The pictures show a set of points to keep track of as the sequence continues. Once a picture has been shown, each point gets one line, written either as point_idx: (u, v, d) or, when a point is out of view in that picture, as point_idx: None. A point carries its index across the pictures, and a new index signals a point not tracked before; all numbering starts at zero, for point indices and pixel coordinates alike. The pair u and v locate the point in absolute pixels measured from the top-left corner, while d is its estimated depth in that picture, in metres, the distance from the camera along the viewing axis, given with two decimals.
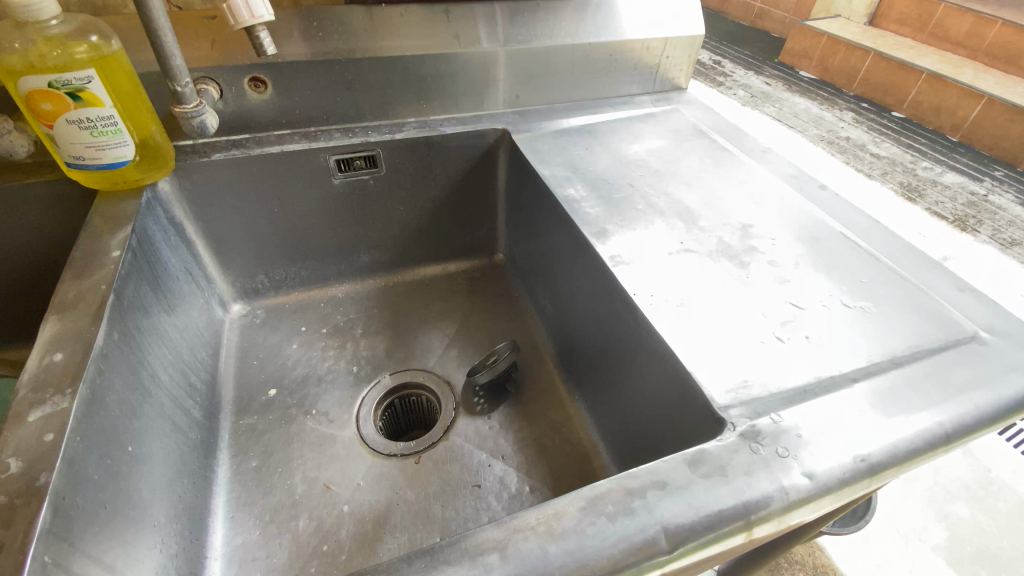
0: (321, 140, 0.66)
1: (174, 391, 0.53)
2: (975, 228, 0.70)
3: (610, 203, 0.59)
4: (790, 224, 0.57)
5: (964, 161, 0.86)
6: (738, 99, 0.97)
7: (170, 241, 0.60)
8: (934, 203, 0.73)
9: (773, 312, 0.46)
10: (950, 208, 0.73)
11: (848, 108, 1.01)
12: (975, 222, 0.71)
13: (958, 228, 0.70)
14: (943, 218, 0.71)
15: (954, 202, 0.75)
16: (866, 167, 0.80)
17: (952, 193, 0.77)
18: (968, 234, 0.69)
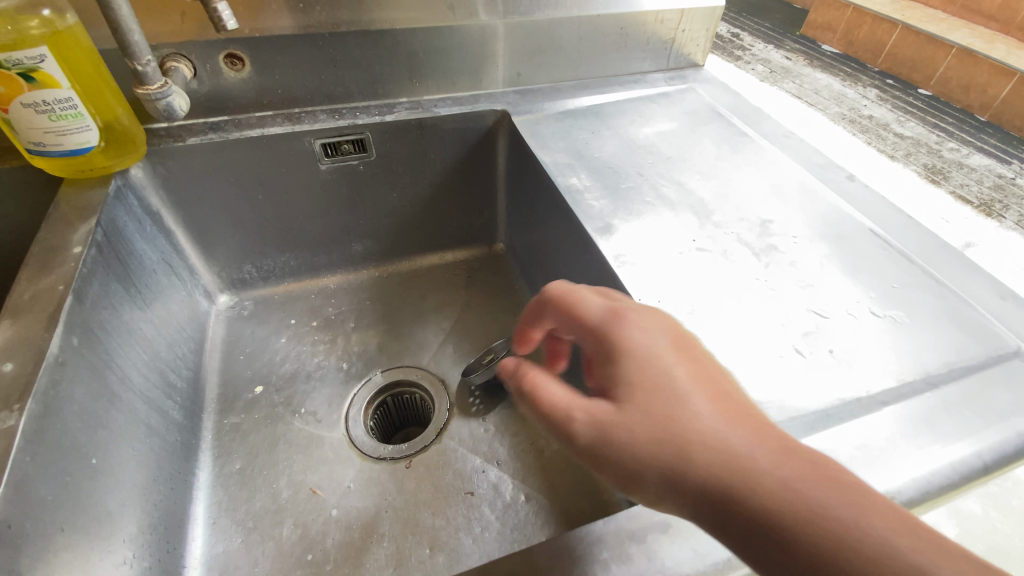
0: (305, 122, 0.61)
1: (151, 392, 0.51)
2: (1002, 214, 0.62)
3: (616, 194, 0.54)
4: (814, 219, 0.52)
5: (993, 142, 0.76)
6: (756, 76, 0.90)
7: (146, 233, 0.57)
8: (960, 185, 0.66)
9: (794, 321, 0.42)
10: (976, 191, 0.65)
11: (872, 84, 0.91)
12: (1002, 207, 0.63)
13: (984, 213, 0.62)
14: (967, 203, 0.63)
15: (981, 185, 0.67)
16: (887, 148, 0.72)
17: (979, 176, 0.68)
18: (993, 221, 0.61)
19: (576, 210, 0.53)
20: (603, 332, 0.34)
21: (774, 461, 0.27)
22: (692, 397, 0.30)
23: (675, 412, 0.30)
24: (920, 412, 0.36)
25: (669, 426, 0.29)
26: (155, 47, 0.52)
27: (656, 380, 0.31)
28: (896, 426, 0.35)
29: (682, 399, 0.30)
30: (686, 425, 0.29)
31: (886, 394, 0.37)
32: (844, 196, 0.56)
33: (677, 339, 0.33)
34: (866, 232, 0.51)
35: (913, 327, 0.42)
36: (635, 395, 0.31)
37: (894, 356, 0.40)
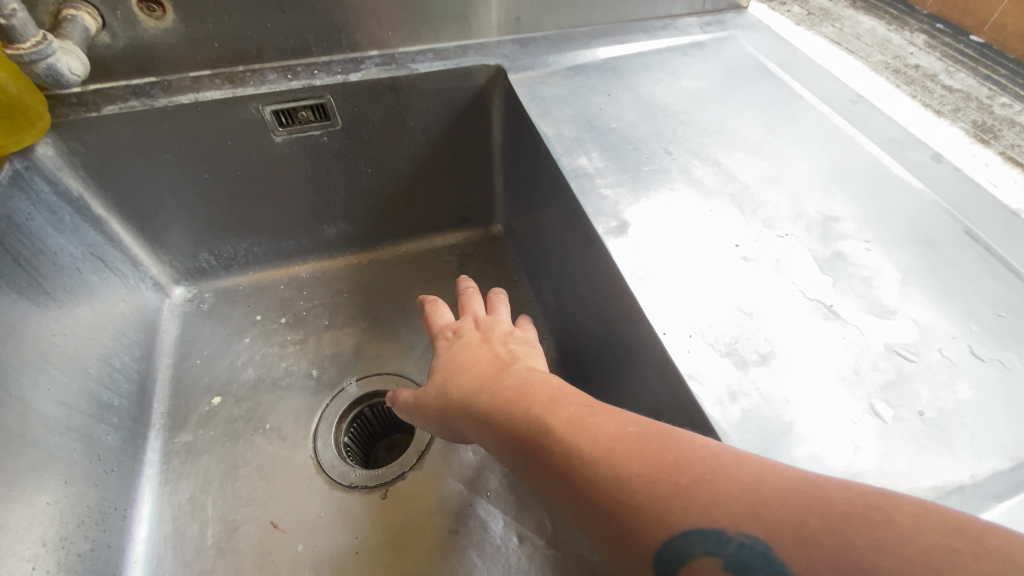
0: (250, 84, 0.50)
1: (75, 416, 0.43)
2: None
3: (637, 179, 0.43)
4: (890, 218, 0.40)
5: None
6: (789, 16, 0.65)
7: (63, 223, 0.48)
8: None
9: (869, 365, 0.31)
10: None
11: (923, 22, 0.63)
12: None
13: None
14: None
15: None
16: (932, 102, 0.52)
17: None
18: None
19: (584, 201, 0.41)
20: (445, 336, 0.43)
21: (526, 388, 0.33)
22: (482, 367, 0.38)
23: (468, 377, 0.38)
24: None
25: (461, 388, 0.37)
26: None
27: (459, 361, 0.40)
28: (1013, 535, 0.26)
29: (476, 367, 0.38)
30: (470, 382, 0.37)
31: (998, 481, 0.27)
32: (928, 183, 0.44)
33: (483, 333, 0.42)
34: (958, 235, 0.40)
35: None
36: (445, 375, 0.40)
37: (1008, 421, 0.29)
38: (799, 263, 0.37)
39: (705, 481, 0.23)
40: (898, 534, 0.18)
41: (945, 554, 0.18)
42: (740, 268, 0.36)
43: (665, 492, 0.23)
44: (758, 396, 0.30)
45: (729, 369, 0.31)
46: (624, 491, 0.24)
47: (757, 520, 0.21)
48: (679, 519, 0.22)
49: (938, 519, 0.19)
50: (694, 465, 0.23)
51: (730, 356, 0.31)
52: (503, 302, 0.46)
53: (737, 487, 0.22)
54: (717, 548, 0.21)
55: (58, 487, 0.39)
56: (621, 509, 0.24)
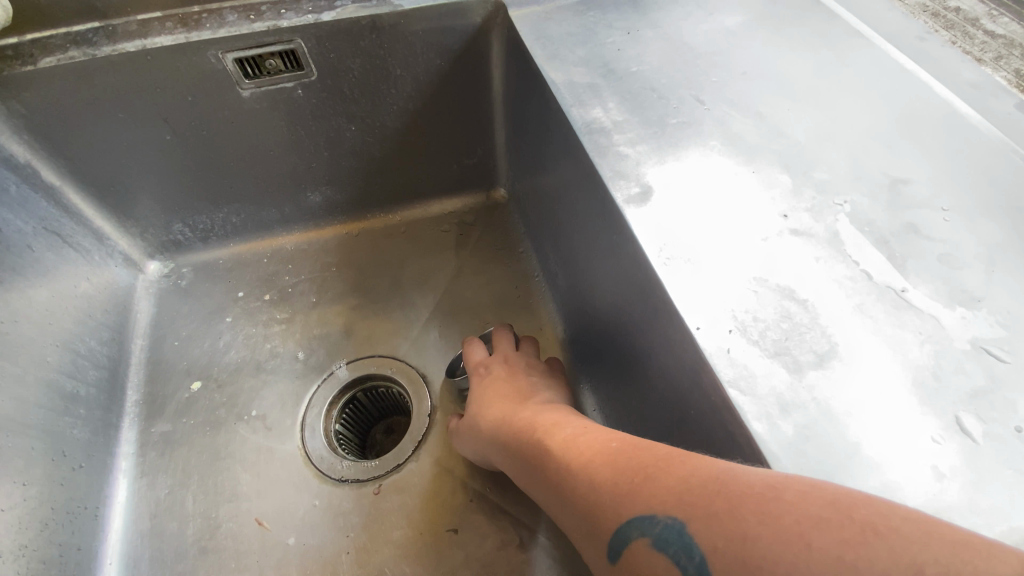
0: (206, 27, 0.43)
1: (32, 412, 0.39)
2: None
3: (663, 134, 0.36)
4: (973, 181, 0.33)
5: None
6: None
7: (7, 195, 0.42)
8: None
9: (952, 368, 0.25)
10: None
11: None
12: None
13: None
14: None
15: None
16: (972, 50, 0.42)
17: None
18: None
19: (600, 162, 0.34)
20: (477, 367, 0.48)
21: (540, 419, 0.36)
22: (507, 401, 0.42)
23: (495, 409, 0.42)
24: None
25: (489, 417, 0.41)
26: None
27: (489, 392, 0.44)
28: None
29: (502, 401, 0.42)
30: (495, 415, 0.41)
31: None
32: (1015, 136, 0.36)
33: (510, 371, 0.46)
34: None
35: None
36: (476, 405, 0.44)
37: None
38: (863, 238, 0.30)
39: (644, 474, 0.23)
40: (785, 513, 0.19)
41: (825, 531, 0.18)
42: (789, 244, 0.30)
43: (615, 488, 0.24)
44: (815, 409, 0.24)
45: (779, 374, 0.25)
46: (587, 490, 0.25)
47: (676, 504, 0.21)
48: (626, 509, 0.23)
49: (827, 498, 0.19)
50: (643, 460, 0.24)
51: (779, 356, 0.26)
52: (531, 342, 0.50)
53: (673, 476, 0.23)
54: (649, 531, 0.22)
55: (13, 492, 0.36)
56: (585, 507, 0.25)
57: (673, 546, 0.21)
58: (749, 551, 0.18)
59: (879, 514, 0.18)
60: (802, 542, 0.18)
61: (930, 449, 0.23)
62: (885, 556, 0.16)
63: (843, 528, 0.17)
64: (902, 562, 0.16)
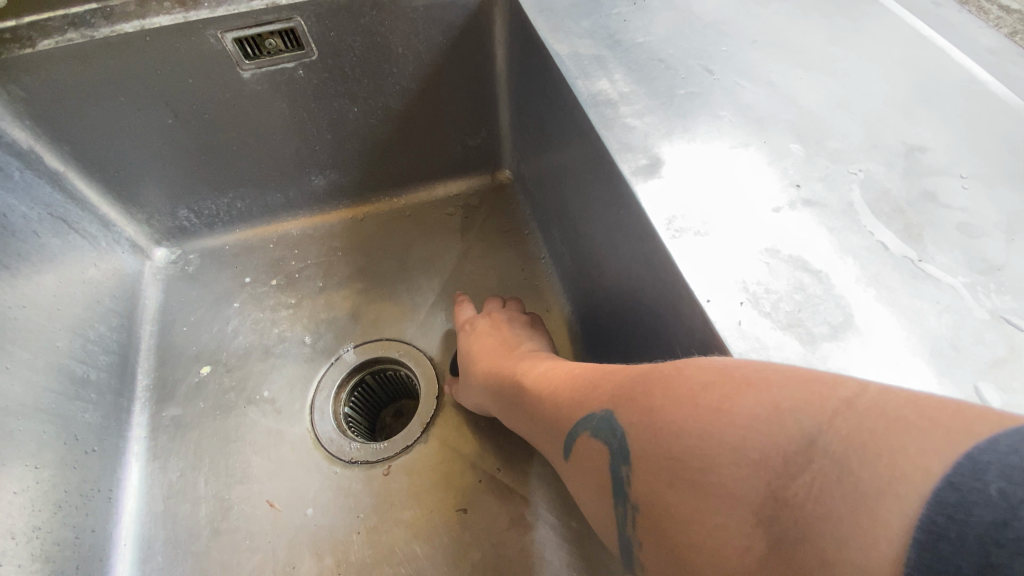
0: (203, 6, 0.42)
1: (43, 396, 0.39)
2: None
3: (672, 106, 0.35)
4: (996, 148, 0.32)
5: None
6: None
7: (11, 181, 0.42)
8: None
9: (973, 339, 0.25)
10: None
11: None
12: None
13: None
14: None
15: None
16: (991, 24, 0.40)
17: None
18: None
19: (606, 135, 0.34)
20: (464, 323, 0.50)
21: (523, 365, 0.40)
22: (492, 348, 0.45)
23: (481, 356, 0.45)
24: None
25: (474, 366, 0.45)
26: None
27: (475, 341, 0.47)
28: None
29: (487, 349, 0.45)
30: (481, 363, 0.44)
31: None
32: None
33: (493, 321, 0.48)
34: None
35: None
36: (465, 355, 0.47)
37: None
38: (882, 208, 0.29)
39: (593, 386, 0.29)
40: (681, 383, 0.23)
41: (706, 390, 0.22)
42: (802, 214, 0.29)
43: (572, 399, 0.30)
44: None
45: (792, 345, 0.25)
46: (558, 410, 0.31)
47: (612, 401, 0.26)
48: (577, 413, 0.29)
49: (719, 367, 0.22)
50: (595, 376, 0.30)
51: (793, 329, 0.25)
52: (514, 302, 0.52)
53: (613, 380, 0.28)
54: (591, 425, 0.27)
55: (25, 475, 0.36)
56: (556, 422, 0.31)
57: (605, 430, 0.26)
58: (653, 417, 0.23)
59: (754, 370, 0.21)
60: (691, 402, 0.22)
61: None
62: (752, 400, 0.20)
63: (723, 385, 0.21)
64: (765, 403, 0.20)
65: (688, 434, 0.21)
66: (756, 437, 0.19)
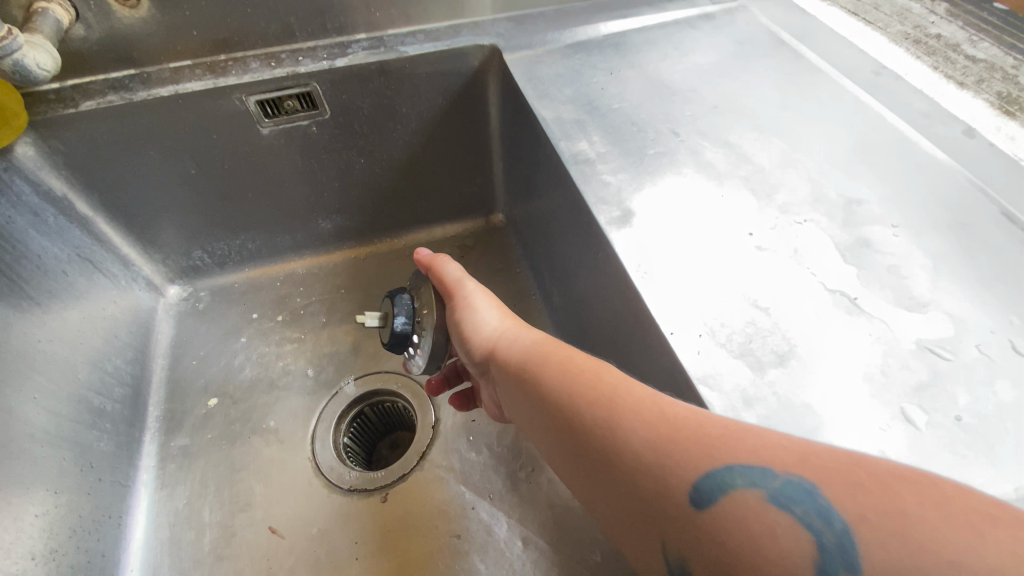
0: (231, 73, 0.48)
1: (65, 426, 0.42)
2: None
3: (642, 163, 0.40)
4: (922, 200, 0.37)
5: None
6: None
7: (47, 225, 0.46)
8: None
9: (900, 367, 0.28)
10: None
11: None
12: None
13: None
14: None
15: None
16: (954, 73, 0.48)
17: None
18: None
19: (585, 189, 0.38)
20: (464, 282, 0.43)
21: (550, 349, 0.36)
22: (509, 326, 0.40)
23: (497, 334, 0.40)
24: None
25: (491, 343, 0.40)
26: None
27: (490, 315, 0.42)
28: None
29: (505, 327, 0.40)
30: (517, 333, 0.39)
31: None
32: (960, 160, 0.40)
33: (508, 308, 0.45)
34: (994, 218, 0.36)
35: None
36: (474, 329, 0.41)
37: None
38: (822, 252, 0.34)
39: (747, 431, 0.24)
40: (929, 488, 0.20)
41: (959, 507, 0.19)
42: (753, 257, 0.33)
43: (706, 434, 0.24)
44: (776, 403, 0.27)
45: (744, 372, 0.28)
46: (662, 427, 0.26)
47: (810, 472, 0.22)
48: (723, 453, 0.23)
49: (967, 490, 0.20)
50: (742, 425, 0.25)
51: (745, 357, 0.29)
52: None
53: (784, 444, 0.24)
54: (761, 482, 0.22)
55: (46, 500, 0.38)
56: (653, 442, 0.26)
57: (803, 505, 0.21)
58: (891, 516, 0.19)
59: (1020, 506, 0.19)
60: (943, 514, 0.19)
61: (877, 436, 0.26)
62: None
63: (982, 508, 0.19)
64: None
65: (944, 548, 0.18)
66: (930, 494, 0.20)
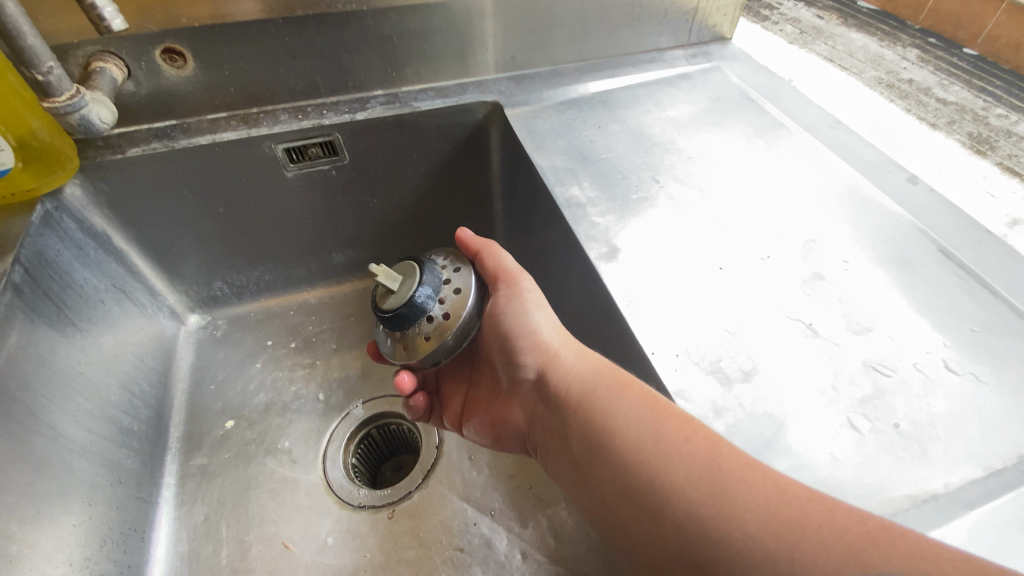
0: (263, 125, 0.54)
1: (99, 444, 0.45)
2: None
3: (626, 207, 0.45)
4: (870, 238, 0.43)
5: None
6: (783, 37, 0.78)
7: (89, 258, 0.51)
8: (1011, 156, 0.56)
9: (847, 382, 0.33)
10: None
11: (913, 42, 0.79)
12: None
13: None
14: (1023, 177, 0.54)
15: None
16: (926, 115, 0.62)
17: None
18: None
19: (577, 229, 0.44)
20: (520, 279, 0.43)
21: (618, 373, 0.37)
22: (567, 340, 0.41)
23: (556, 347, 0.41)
24: (1014, 517, 0.28)
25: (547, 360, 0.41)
26: (78, 46, 0.46)
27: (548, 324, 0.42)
28: (982, 540, 0.27)
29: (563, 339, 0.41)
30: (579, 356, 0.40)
31: (970, 490, 0.29)
32: (904, 204, 0.46)
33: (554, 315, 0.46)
34: (932, 254, 0.42)
35: (997, 390, 0.33)
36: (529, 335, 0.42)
37: (979, 433, 0.31)
38: (782, 284, 0.39)
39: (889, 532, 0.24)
40: None
41: None
42: (722, 288, 0.39)
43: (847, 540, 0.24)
44: (741, 413, 0.32)
45: (714, 386, 0.33)
46: (786, 515, 0.26)
47: None
48: (881, 563, 0.23)
49: None
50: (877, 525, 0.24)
51: (714, 373, 0.33)
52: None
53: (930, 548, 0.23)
54: None
55: (83, 511, 0.41)
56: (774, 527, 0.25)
57: None
58: None
59: None
60: None
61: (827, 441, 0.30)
62: None
63: None
64: None
65: None
66: None
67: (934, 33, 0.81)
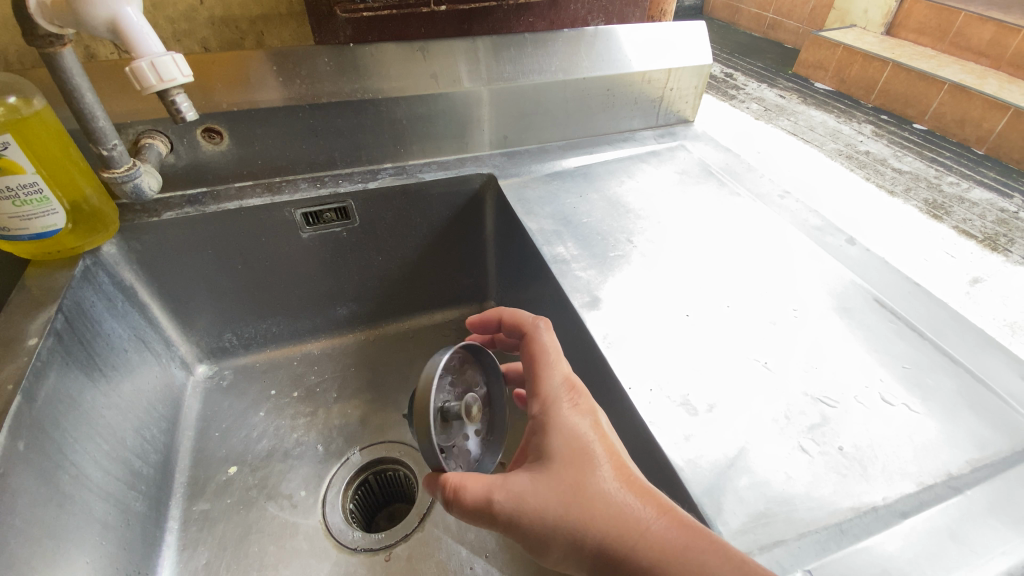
0: (285, 192, 0.61)
1: (113, 484, 0.47)
2: (1007, 248, 0.61)
3: (605, 263, 0.52)
4: (820, 289, 0.49)
5: (991, 176, 0.76)
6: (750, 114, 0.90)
7: (117, 310, 0.55)
8: (963, 221, 0.65)
9: (798, 412, 0.39)
10: (979, 225, 0.65)
11: (866, 119, 0.92)
12: (1008, 241, 0.62)
13: (989, 247, 0.61)
14: (971, 237, 0.63)
15: (984, 219, 0.66)
16: (884, 184, 0.72)
17: (981, 211, 0.68)
18: (998, 255, 0.60)
19: (563, 282, 0.50)
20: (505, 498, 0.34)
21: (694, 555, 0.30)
22: (609, 513, 0.33)
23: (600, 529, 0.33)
24: (945, 524, 0.33)
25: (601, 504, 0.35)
26: (130, 124, 0.52)
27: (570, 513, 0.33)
28: (910, 542, 0.32)
29: (601, 516, 0.33)
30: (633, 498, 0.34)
31: (905, 501, 0.34)
32: (846, 262, 0.53)
33: (579, 439, 0.36)
34: (870, 304, 0.48)
35: (925, 415, 0.39)
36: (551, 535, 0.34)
37: (912, 455, 0.36)
38: (747, 332, 0.45)
39: None
40: None
41: None
42: (691, 334, 0.44)
43: None
44: (706, 439, 0.37)
45: (684, 414, 0.38)
46: None
47: None
48: None
49: None
50: None
51: (684, 405, 0.39)
52: (546, 324, 0.43)
53: None
54: None
55: (96, 548, 0.43)
56: None
57: None
58: None
59: None
60: None
61: (783, 477, 0.35)
62: None
63: None
64: None
65: None
66: None
67: (886, 110, 0.97)
